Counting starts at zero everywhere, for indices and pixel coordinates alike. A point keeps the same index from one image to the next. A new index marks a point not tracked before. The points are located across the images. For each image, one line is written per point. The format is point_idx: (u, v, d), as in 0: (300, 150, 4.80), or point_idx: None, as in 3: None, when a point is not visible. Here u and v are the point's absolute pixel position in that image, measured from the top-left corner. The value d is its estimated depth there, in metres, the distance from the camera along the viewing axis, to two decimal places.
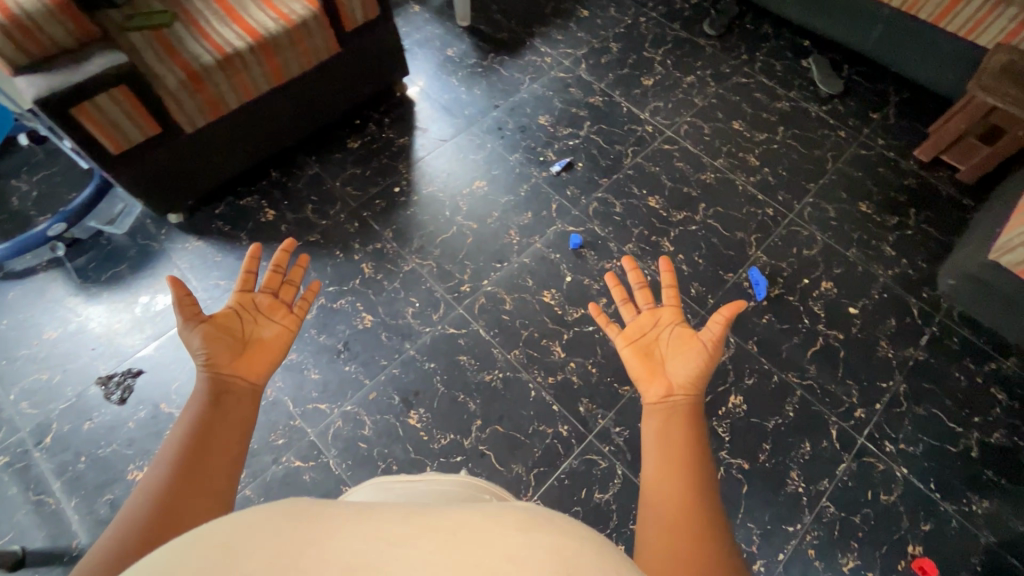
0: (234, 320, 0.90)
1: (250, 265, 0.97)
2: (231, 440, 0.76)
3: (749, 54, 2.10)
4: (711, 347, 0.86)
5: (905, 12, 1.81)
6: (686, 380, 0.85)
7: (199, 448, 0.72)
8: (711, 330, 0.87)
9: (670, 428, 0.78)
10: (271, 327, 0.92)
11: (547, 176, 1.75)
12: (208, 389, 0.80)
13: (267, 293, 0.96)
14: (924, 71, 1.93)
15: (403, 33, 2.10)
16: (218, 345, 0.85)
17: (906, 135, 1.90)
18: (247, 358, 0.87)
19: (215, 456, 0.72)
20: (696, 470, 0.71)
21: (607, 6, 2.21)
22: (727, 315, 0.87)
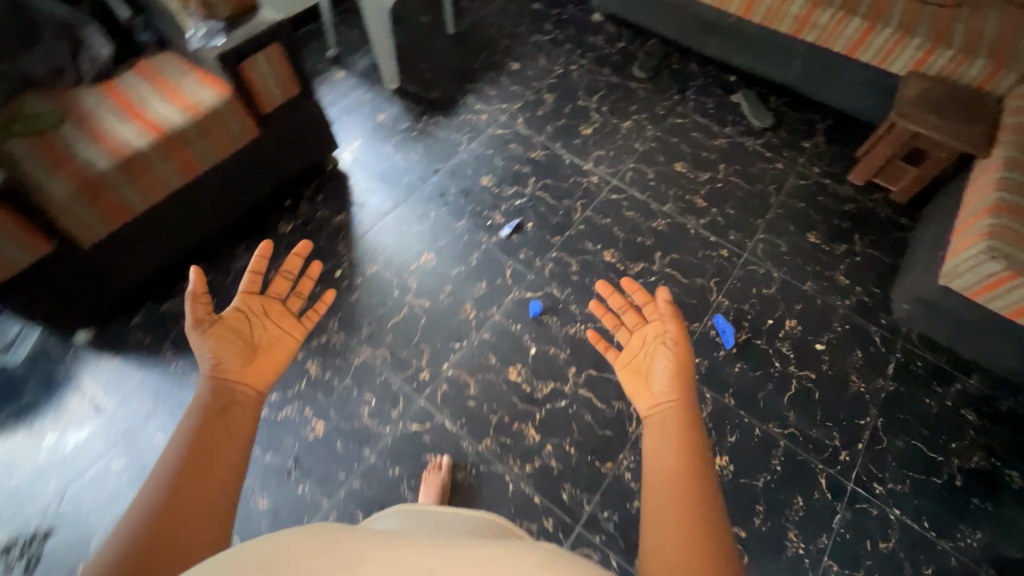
0: (242, 319, 0.77)
1: (258, 261, 0.81)
2: (234, 453, 0.61)
3: (680, 93, 2.13)
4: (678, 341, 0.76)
5: (821, 45, 1.90)
6: (672, 387, 0.74)
7: (193, 465, 0.58)
8: (670, 325, 0.77)
9: (665, 436, 0.66)
10: (279, 335, 0.79)
11: (497, 241, 1.68)
12: (211, 396, 0.66)
13: (274, 296, 0.82)
14: (843, 99, 2.01)
15: (330, 101, 2.01)
16: (225, 354, 0.72)
17: (838, 162, 1.96)
18: (257, 365, 0.74)
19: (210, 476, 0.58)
20: (706, 493, 0.59)
21: (536, 56, 2.21)
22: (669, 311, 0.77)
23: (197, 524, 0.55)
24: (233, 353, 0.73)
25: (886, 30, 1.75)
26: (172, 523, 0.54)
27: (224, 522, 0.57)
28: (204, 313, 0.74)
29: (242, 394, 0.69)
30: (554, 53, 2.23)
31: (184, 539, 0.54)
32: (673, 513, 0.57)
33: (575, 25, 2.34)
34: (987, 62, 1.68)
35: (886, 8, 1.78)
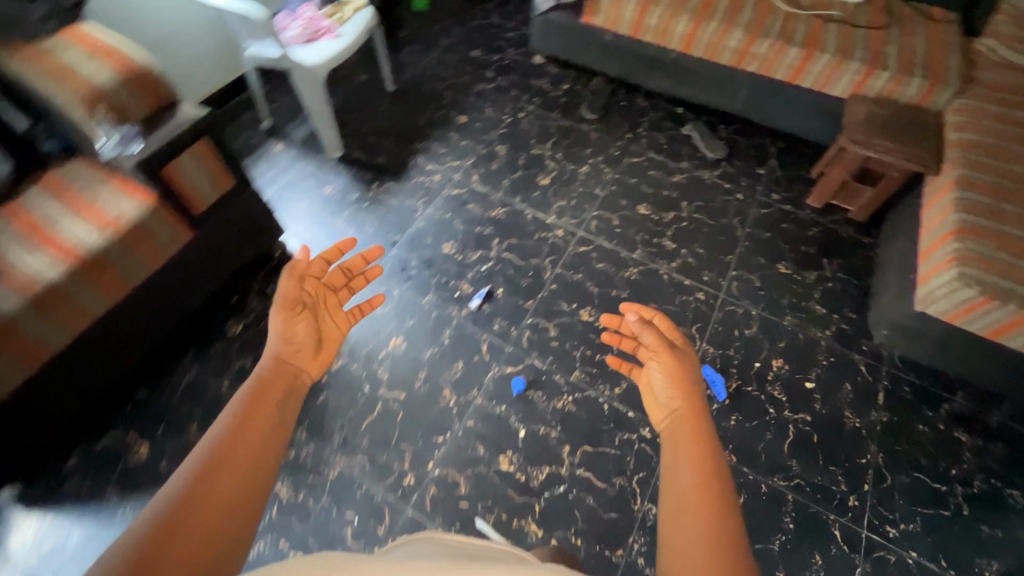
0: (315, 301, 0.94)
1: (334, 249, 1.01)
2: (273, 430, 0.70)
3: (632, 131, 2.11)
4: (669, 345, 0.92)
5: (763, 73, 1.92)
6: (666, 382, 0.90)
7: (241, 430, 0.67)
8: (646, 333, 0.94)
9: (677, 435, 0.81)
10: (332, 324, 0.94)
11: (468, 313, 1.58)
12: (271, 377, 0.80)
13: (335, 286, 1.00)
14: (790, 123, 2.03)
15: (269, 178, 1.88)
16: (296, 340, 0.87)
17: (795, 186, 1.97)
18: (316, 353, 0.88)
19: (251, 439, 0.66)
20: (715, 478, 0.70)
21: (482, 107, 2.15)
22: (650, 319, 0.97)
23: (234, 480, 0.61)
24: (309, 336, 0.89)
25: (824, 57, 1.80)
26: (218, 471, 0.61)
27: (258, 489, 0.63)
28: (296, 295, 0.92)
29: (289, 383, 0.81)
30: (499, 101, 2.18)
31: (223, 491, 0.59)
32: (687, 481, 0.70)
33: (517, 69, 2.30)
34: (924, 78, 1.73)
35: (820, 36, 1.83)
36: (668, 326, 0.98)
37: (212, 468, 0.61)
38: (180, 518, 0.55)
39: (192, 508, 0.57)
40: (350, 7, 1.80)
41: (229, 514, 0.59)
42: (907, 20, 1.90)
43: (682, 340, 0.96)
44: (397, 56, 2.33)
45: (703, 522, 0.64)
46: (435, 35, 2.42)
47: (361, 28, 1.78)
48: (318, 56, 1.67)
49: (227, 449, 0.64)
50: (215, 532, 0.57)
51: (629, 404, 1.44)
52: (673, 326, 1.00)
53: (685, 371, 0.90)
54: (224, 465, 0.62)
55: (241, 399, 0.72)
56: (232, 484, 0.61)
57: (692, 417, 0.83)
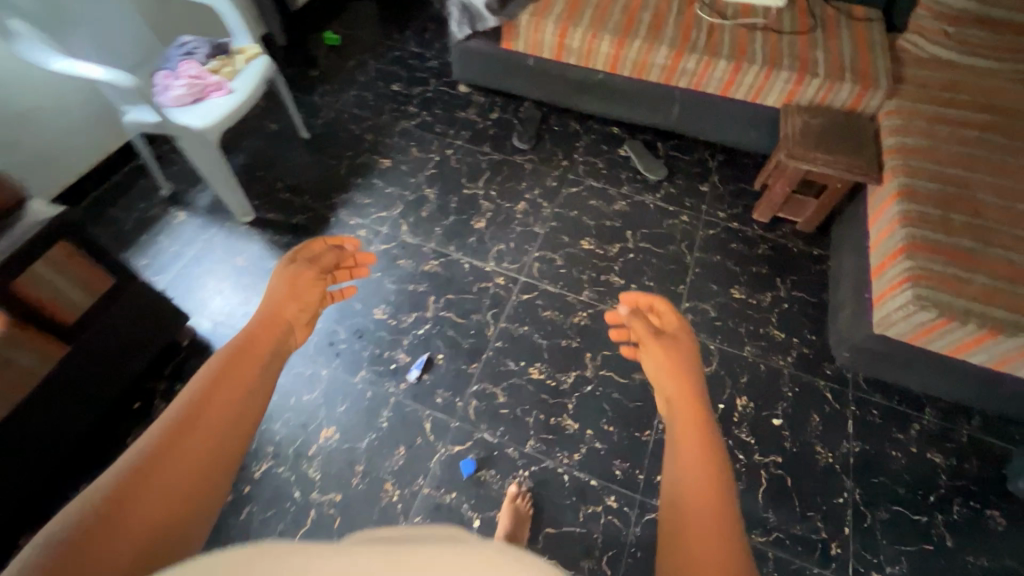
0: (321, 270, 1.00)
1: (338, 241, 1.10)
2: (250, 389, 0.61)
3: (567, 158, 2.00)
4: (653, 333, 0.93)
5: (694, 88, 1.84)
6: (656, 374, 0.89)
7: (215, 389, 0.57)
8: (632, 319, 0.99)
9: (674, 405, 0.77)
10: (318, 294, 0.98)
11: (406, 388, 1.43)
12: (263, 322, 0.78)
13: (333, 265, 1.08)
14: (727, 135, 1.96)
15: (172, 252, 1.68)
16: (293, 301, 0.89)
17: (739, 201, 1.90)
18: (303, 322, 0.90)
19: (223, 399, 0.56)
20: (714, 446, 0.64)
21: (407, 147, 2.00)
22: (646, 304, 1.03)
23: (205, 443, 0.52)
24: (309, 302, 0.94)
25: (753, 68, 1.73)
26: (184, 434, 0.51)
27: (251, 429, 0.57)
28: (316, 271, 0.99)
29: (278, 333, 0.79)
30: (425, 139, 2.04)
31: (192, 456, 0.50)
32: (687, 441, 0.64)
33: (441, 102, 2.17)
34: (855, 82, 1.68)
35: (747, 46, 1.77)
36: (667, 311, 1.01)
37: (178, 431, 0.51)
38: (137, 489, 0.45)
39: (154, 476, 0.47)
40: (243, 58, 1.63)
41: (196, 487, 0.49)
42: (831, 21, 1.85)
43: (674, 325, 0.97)
44: (310, 98, 2.16)
45: (708, 502, 0.54)
46: (351, 73, 2.26)
47: (257, 80, 1.61)
48: (208, 116, 1.50)
49: (197, 409, 0.54)
50: (182, 501, 0.47)
51: (590, 471, 1.33)
52: (671, 310, 1.02)
53: (684, 359, 0.86)
54: (194, 426, 0.52)
55: (217, 358, 0.63)
56: (200, 450, 0.51)
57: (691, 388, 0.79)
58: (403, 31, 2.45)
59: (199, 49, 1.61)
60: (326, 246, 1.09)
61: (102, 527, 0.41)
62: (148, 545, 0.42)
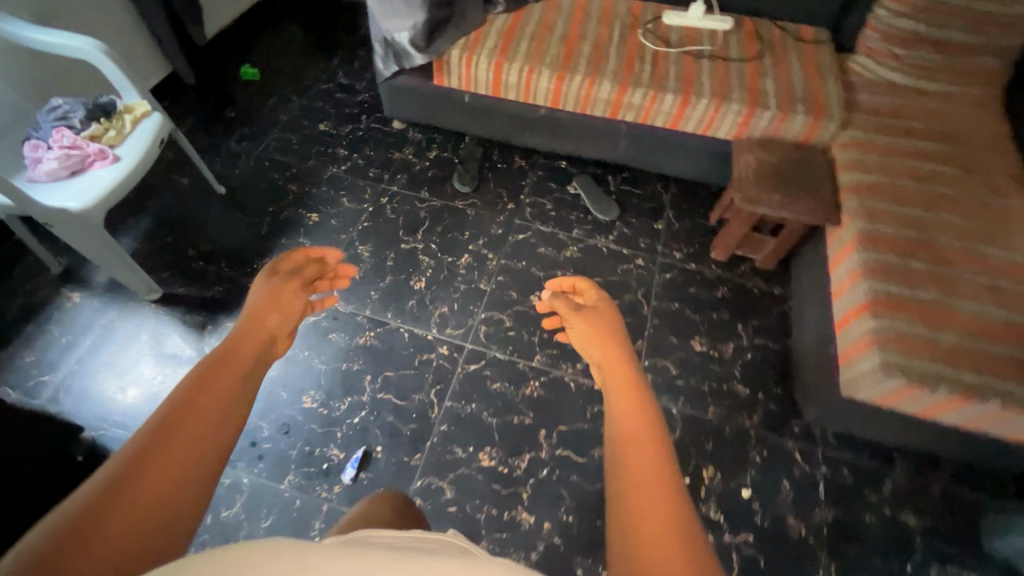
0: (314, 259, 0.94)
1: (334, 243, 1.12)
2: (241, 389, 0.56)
3: (513, 200, 1.86)
4: (574, 309, 0.86)
5: (642, 122, 1.72)
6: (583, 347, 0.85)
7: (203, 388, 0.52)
8: (555, 302, 0.89)
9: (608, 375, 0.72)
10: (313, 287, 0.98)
11: (341, 491, 1.29)
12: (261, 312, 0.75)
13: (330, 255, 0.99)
14: (680, 167, 1.85)
15: (66, 343, 1.47)
16: (274, 312, 0.72)
17: (696, 238, 1.80)
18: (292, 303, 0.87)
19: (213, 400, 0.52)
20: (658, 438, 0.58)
21: (336, 197, 1.83)
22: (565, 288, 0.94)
23: (204, 430, 0.49)
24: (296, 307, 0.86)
25: (700, 102, 1.62)
26: (168, 438, 0.47)
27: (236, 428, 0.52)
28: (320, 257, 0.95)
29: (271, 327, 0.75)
30: (357, 186, 1.87)
31: (183, 452, 0.47)
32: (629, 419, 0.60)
33: (373, 142, 1.99)
34: (807, 114, 1.58)
35: (694, 77, 1.66)
36: (591, 289, 0.93)
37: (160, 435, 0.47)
38: (119, 499, 0.42)
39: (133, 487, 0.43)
40: (130, 118, 1.43)
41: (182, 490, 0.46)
42: (779, 45, 1.76)
43: (595, 298, 0.90)
44: (228, 144, 1.95)
45: (660, 501, 0.50)
46: (272, 112, 2.06)
47: (148, 144, 1.41)
48: (90, 194, 1.30)
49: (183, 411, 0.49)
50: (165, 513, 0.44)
51: (550, 572, 1.21)
52: (595, 286, 0.94)
53: (604, 327, 0.82)
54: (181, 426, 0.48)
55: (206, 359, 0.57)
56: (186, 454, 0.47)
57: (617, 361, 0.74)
58: (330, 61, 2.26)
59: (74, 112, 1.40)
60: (308, 255, 0.88)
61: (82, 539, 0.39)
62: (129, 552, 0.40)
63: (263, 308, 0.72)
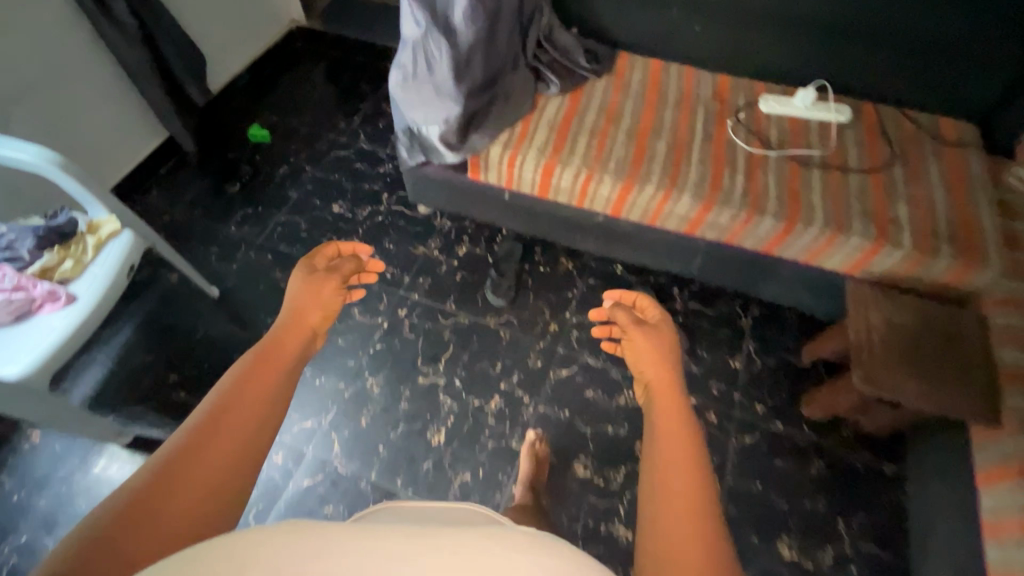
0: (338, 271, 1.03)
1: (354, 246, 1.13)
2: (285, 380, 0.59)
3: (557, 319, 1.53)
4: (635, 321, 0.90)
5: (726, 241, 1.36)
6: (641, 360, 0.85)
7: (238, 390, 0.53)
8: (616, 311, 0.94)
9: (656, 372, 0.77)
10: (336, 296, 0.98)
11: None
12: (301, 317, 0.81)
13: (350, 261, 1.07)
14: (768, 291, 1.48)
15: (20, 502, 1.24)
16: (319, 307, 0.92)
17: (784, 384, 1.44)
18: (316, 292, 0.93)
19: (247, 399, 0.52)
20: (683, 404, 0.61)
21: (347, 307, 1.54)
22: (630, 299, 1.01)
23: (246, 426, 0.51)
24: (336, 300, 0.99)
25: (809, 230, 1.25)
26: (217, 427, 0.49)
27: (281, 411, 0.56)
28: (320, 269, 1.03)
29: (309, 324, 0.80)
30: (372, 291, 1.57)
31: (228, 446, 0.49)
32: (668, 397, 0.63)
33: (394, 231, 1.69)
34: (953, 257, 1.20)
35: (802, 196, 1.28)
36: (650, 304, 0.97)
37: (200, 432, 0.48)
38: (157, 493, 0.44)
39: (176, 483, 0.45)
40: (92, 242, 1.17)
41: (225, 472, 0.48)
42: (912, 147, 1.36)
43: (655, 315, 0.95)
44: (227, 228, 1.68)
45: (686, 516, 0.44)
46: (281, 186, 1.78)
47: (112, 276, 1.14)
48: (35, 353, 1.04)
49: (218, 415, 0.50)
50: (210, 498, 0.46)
51: None
52: (657, 305, 0.97)
53: (659, 338, 0.87)
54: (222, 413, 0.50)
55: (248, 356, 0.60)
56: (223, 451, 0.48)
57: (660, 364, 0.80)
58: (350, 120, 1.95)
59: (21, 241, 1.14)
60: (340, 251, 1.11)
61: (127, 527, 0.42)
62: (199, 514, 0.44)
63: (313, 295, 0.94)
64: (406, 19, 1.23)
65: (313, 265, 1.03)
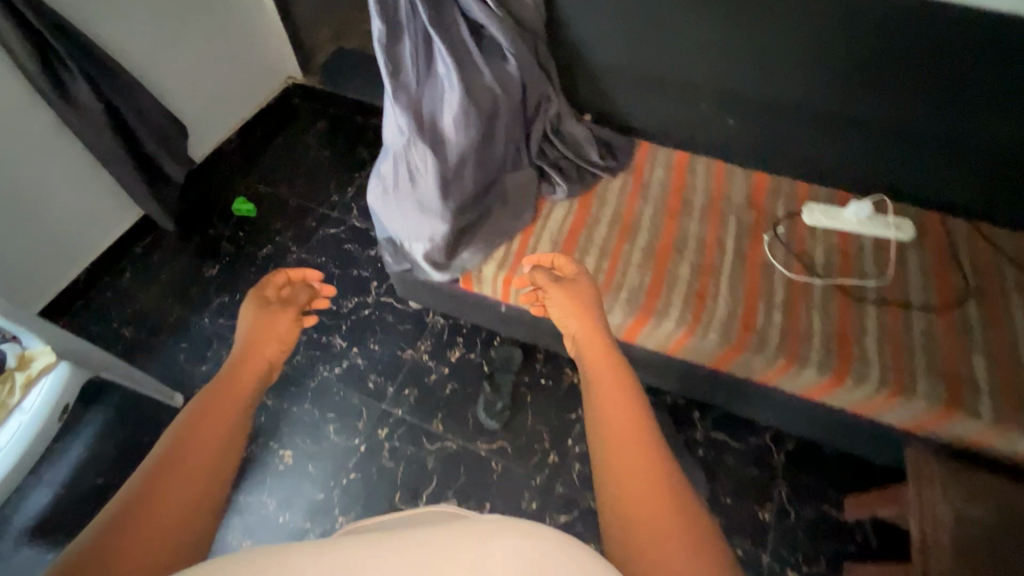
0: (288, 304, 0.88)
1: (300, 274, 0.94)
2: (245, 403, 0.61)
3: (557, 448, 1.34)
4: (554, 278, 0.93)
5: (759, 381, 1.15)
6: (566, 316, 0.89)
7: (204, 413, 0.55)
8: (534, 273, 0.97)
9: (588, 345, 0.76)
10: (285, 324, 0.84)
11: None
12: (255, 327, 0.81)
13: (304, 295, 0.92)
14: (805, 429, 1.26)
15: None
16: (271, 341, 0.78)
17: (823, 547, 1.22)
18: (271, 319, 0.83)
19: (213, 421, 0.55)
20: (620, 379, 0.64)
21: (322, 423, 1.37)
22: (548, 261, 1.00)
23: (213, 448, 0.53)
24: (285, 333, 0.83)
25: (861, 388, 1.03)
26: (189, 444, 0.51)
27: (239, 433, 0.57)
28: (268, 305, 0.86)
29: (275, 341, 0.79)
30: (351, 403, 1.40)
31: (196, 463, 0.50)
32: (603, 376, 0.65)
33: (381, 328, 1.52)
34: None
35: (853, 342, 1.06)
36: (568, 263, 0.98)
37: (177, 452, 0.50)
38: (122, 533, 0.43)
39: (143, 521, 0.44)
40: (21, 380, 1.02)
41: (194, 513, 0.47)
42: (991, 278, 1.13)
43: (573, 271, 0.96)
44: (200, 320, 1.54)
45: (646, 483, 0.50)
46: (262, 270, 1.62)
47: (37, 425, 1.00)
48: None
49: (180, 448, 0.51)
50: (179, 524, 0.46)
51: None
52: (570, 260, 1.00)
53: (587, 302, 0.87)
54: (199, 428, 0.53)
55: (214, 382, 0.62)
56: (194, 480, 0.49)
57: (593, 334, 0.78)
58: (343, 192, 1.79)
59: None
60: (291, 278, 0.93)
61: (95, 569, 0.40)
62: (167, 547, 0.44)
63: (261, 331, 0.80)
64: (390, 126, 1.08)
65: (264, 296, 0.88)
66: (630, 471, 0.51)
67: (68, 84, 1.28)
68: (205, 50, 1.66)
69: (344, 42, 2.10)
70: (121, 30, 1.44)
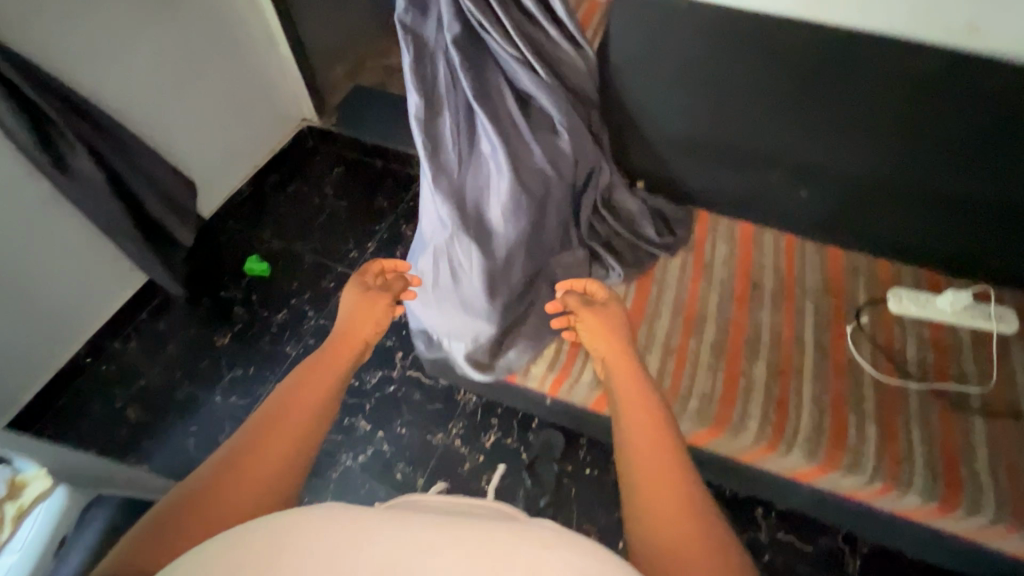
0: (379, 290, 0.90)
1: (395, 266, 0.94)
2: (323, 403, 0.65)
3: None
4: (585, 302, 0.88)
5: (845, 495, 1.02)
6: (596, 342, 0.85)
7: (283, 416, 0.60)
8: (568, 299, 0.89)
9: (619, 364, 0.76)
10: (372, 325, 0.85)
11: None
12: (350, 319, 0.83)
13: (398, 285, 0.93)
14: (889, 538, 1.12)
15: None
16: (360, 332, 0.82)
17: None
18: (358, 314, 0.84)
19: (284, 432, 0.58)
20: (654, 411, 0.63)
21: None
22: (580, 286, 0.91)
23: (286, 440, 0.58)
24: (374, 324, 0.85)
25: (973, 518, 0.89)
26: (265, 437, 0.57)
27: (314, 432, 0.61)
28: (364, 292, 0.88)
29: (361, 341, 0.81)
30: (377, 499, 1.27)
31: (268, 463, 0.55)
32: (635, 406, 0.64)
33: (408, 408, 1.39)
34: None
35: (960, 462, 0.92)
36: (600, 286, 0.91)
37: (250, 443, 0.57)
38: (202, 503, 0.51)
39: (219, 493, 0.52)
40: (12, 512, 0.90)
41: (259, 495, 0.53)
42: None
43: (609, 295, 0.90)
44: (211, 397, 1.41)
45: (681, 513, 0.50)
46: (277, 339, 1.50)
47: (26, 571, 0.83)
48: None
49: (252, 442, 0.57)
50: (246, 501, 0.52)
51: None
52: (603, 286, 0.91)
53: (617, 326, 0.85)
54: (270, 436, 0.58)
55: (303, 370, 0.69)
56: (260, 474, 0.54)
57: (621, 354, 0.78)
58: (363, 247, 1.66)
59: None
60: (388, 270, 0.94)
61: (179, 522, 0.49)
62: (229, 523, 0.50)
63: (355, 319, 0.84)
64: (428, 213, 0.96)
65: (364, 283, 0.90)
66: (663, 505, 0.52)
67: (67, 155, 1.15)
68: (213, 99, 1.54)
69: (360, 81, 1.98)
70: (123, 86, 1.32)
